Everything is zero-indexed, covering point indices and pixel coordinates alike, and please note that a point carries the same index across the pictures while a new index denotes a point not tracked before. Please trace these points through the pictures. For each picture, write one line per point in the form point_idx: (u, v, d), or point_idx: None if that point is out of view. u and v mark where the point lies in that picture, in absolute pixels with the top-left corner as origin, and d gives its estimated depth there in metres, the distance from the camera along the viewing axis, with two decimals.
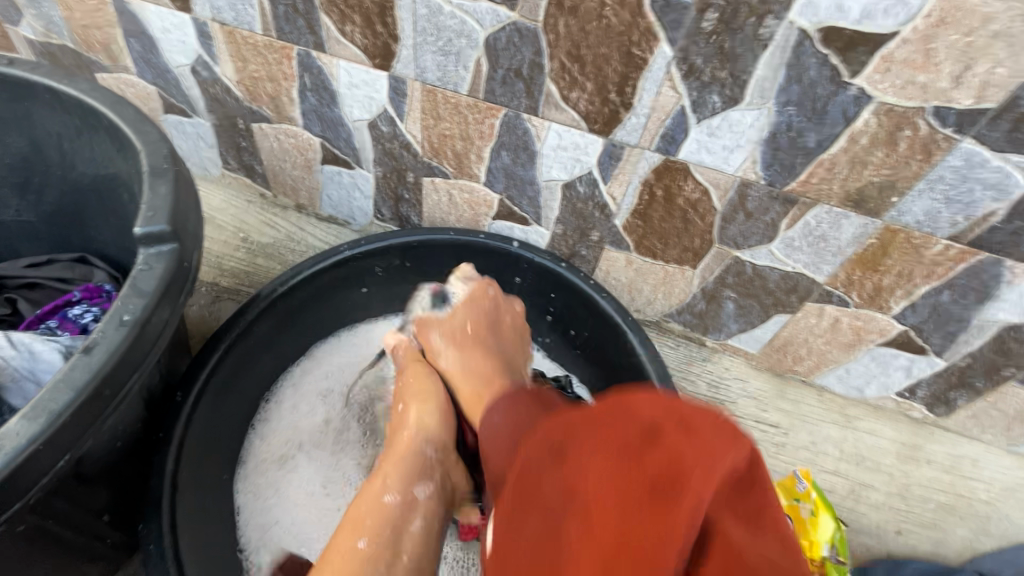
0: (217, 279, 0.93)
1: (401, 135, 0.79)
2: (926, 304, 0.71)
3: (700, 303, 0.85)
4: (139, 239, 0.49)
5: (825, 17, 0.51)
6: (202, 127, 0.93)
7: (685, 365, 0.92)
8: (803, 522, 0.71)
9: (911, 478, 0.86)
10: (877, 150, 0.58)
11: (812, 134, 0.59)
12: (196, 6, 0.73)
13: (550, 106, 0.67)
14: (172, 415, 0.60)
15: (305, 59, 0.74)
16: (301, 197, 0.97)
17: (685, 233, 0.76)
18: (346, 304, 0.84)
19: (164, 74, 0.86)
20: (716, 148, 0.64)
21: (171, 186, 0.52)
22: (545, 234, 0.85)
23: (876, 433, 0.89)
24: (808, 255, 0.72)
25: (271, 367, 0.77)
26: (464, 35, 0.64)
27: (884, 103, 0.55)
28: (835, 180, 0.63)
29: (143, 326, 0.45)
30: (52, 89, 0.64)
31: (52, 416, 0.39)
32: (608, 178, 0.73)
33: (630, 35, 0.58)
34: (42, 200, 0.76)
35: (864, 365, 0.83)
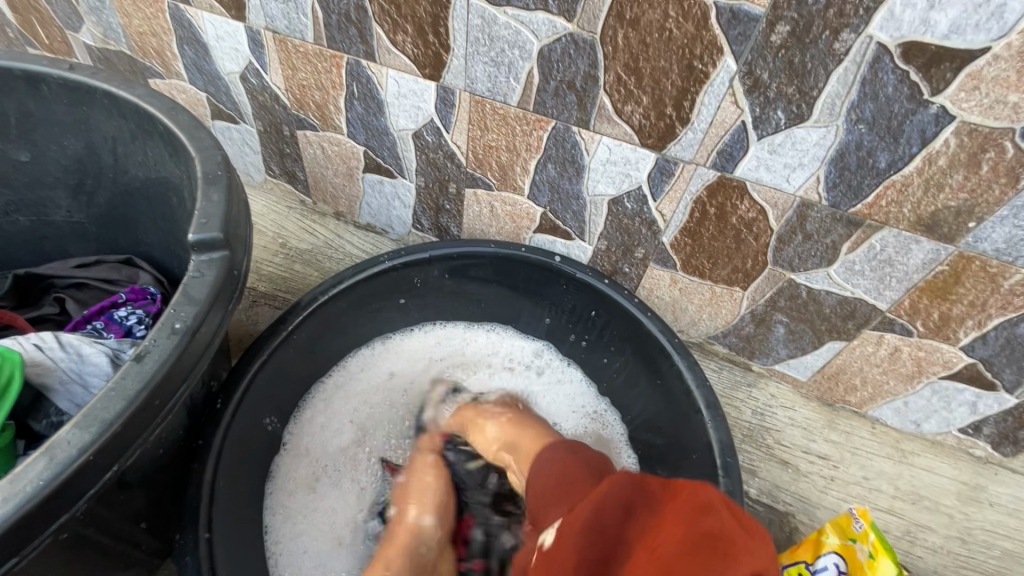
0: (255, 284, 0.94)
1: (446, 145, 0.78)
2: (999, 336, 0.67)
3: (748, 325, 0.82)
4: (192, 245, 0.49)
5: (907, 32, 0.48)
6: (247, 134, 0.94)
7: (729, 389, 0.88)
8: (860, 566, 0.66)
9: (973, 521, 0.80)
10: (956, 172, 0.55)
11: (884, 154, 0.56)
12: (251, 15, 0.74)
13: (602, 119, 0.66)
14: (212, 424, 0.60)
15: (354, 68, 0.74)
16: (340, 204, 0.97)
17: (737, 253, 0.73)
18: (384, 315, 0.83)
19: (215, 81, 0.87)
20: (777, 166, 0.62)
21: (224, 193, 0.52)
22: (587, 249, 0.83)
23: (934, 470, 0.83)
24: (870, 280, 0.68)
25: (307, 377, 0.77)
26: (518, 46, 0.63)
27: (968, 123, 0.51)
28: (905, 203, 0.59)
29: (194, 336, 0.44)
30: (110, 94, 0.65)
31: (102, 426, 0.39)
32: (658, 194, 0.70)
33: (693, 47, 0.56)
34: (93, 202, 0.78)
35: (923, 398, 0.78)
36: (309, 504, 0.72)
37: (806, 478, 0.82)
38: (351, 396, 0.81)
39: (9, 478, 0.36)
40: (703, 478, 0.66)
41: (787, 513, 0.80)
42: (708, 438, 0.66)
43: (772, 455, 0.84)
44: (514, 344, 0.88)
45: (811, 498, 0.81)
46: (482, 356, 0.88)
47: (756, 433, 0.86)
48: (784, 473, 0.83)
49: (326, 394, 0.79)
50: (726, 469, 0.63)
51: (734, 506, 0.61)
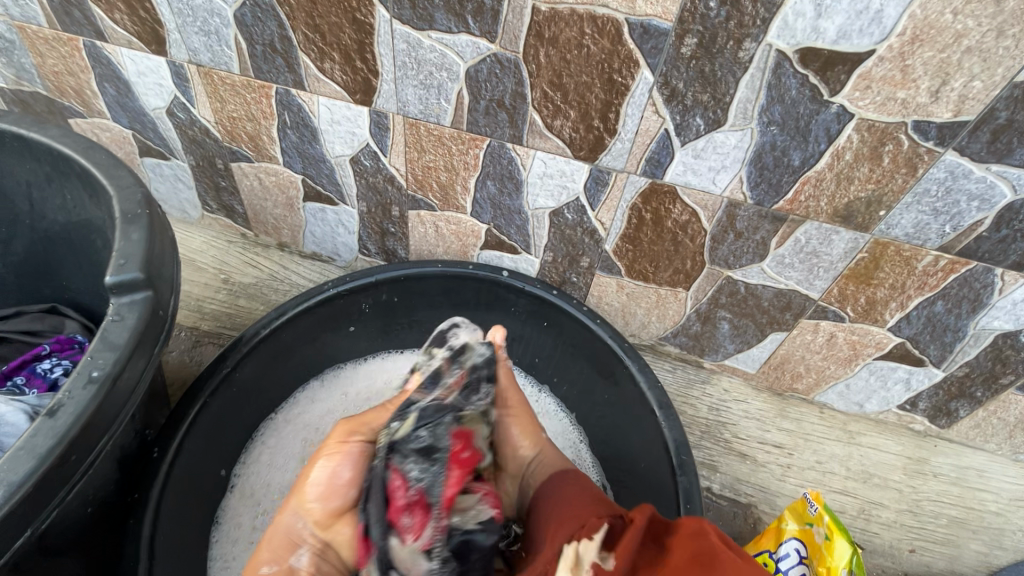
0: (197, 323, 0.90)
1: (385, 168, 0.78)
2: (921, 315, 0.71)
3: (695, 324, 0.84)
4: (110, 287, 0.46)
5: (802, 39, 0.51)
6: (179, 169, 0.91)
7: (684, 389, 0.90)
8: (819, 548, 0.68)
9: (920, 493, 0.84)
10: (861, 165, 0.59)
11: (797, 152, 0.60)
12: (172, 49, 0.73)
13: (534, 135, 0.67)
14: (150, 475, 0.58)
15: (284, 98, 0.73)
16: (283, 235, 0.95)
17: (676, 255, 0.75)
18: (333, 344, 0.80)
19: (140, 117, 0.84)
20: (703, 170, 0.64)
21: (145, 232, 0.50)
22: (534, 262, 0.84)
23: (880, 448, 0.87)
24: (800, 272, 0.71)
25: (253, 414, 0.73)
26: (445, 68, 0.64)
27: (865, 120, 0.55)
28: (821, 197, 0.63)
29: (114, 382, 0.42)
30: (21, 136, 0.62)
31: (11, 489, 0.36)
32: (596, 204, 0.72)
33: (611, 62, 0.58)
34: (10, 251, 0.73)
35: (863, 379, 0.82)
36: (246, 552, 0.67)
37: (764, 468, 0.85)
38: (298, 431, 0.76)
39: None
40: (661, 479, 0.67)
41: (750, 505, 0.82)
42: (663, 438, 0.67)
43: (730, 449, 0.86)
44: None
45: (770, 488, 0.83)
46: None
47: (713, 428, 0.88)
48: (743, 465, 0.85)
49: (274, 431, 0.75)
50: (681, 468, 0.64)
51: (692, 503, 0.62)
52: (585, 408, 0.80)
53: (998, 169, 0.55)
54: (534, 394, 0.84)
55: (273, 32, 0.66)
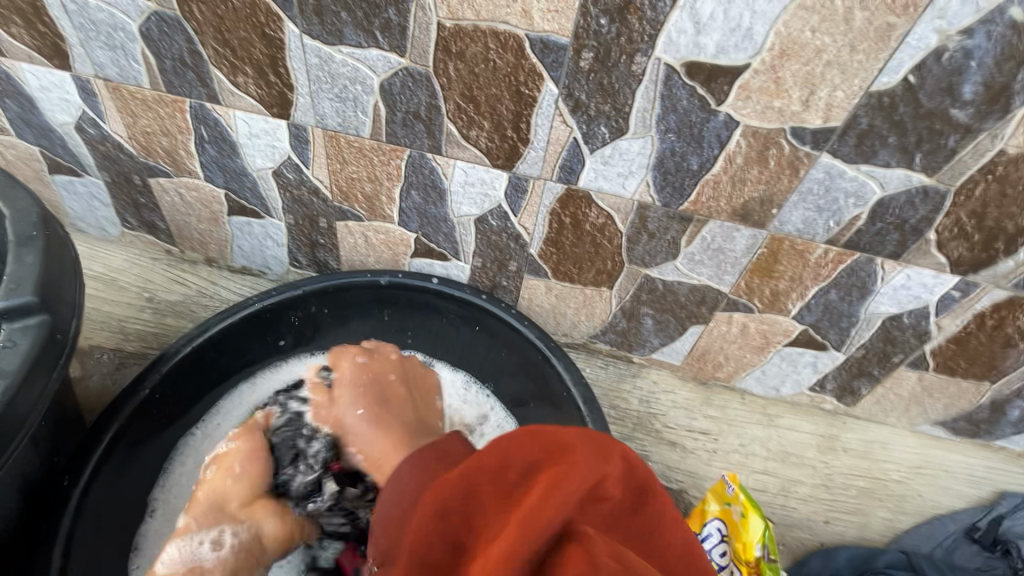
0: (121, 344, 0.87)
1: (308, 180, 0.78)
2: (819, 303, 0.77)
3: (621, 321, 0.88)
4: (0, 313, 0.45)
5: (686, 53, 0.55)
6: (94, 186, 0.88)
7: (616, 383, 0.94)
8: (736, 525, 0.73)
9: (832, 468, 0.91)
10: (751, 167, 0.64)
11: (694, 157, 0.64)
12: (76, 64, 0.70)
13: (452, 145, 0.69)
14: (58, 505, 0.56)
15: (199, 112, 0.72)
16: (210, 250, 0.93)
17: (597, 256, 0.79)
18: (263, 357, 0.79)
19: (47, 134, 0.81)
20: (612, 175, 0.68)
21: (40, 254, 0.49)
22: (465, 267, 0.86)
23: (797, 428, 0.94)
24: (710, 268, 0.76)
25: (172, 431, 0.71)
26: (359, 82, 0.65)
27: (750, 127, 0.60)
28: (720, 198, 0.67)
29: (4, 411, 0.41)
30: None
31: None
32: (517, 210, 0.75)
33: (516, 75, 0.60)
34: None
35: (776, 365, 0.88)
36: None
37: (692, 455, 0.90)
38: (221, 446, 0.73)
39: None
40: None
41: (680, 490, 0.87)
42: (589, 432, 0.70)
43: (660, 438, 0.90)
44: (445, 375, 0.85)
45: (698, 472, 0.88)
46: None
47: (644, 420, 0.92)
48: (673, 452, 0.89)
49: (194, 449, 0.72)
50: None
51: None
52: (528, 416, 0.81)
53: (866, 169, 0.61)
54: (486, 405, 0.84)
55: (182, 47, 0.66)
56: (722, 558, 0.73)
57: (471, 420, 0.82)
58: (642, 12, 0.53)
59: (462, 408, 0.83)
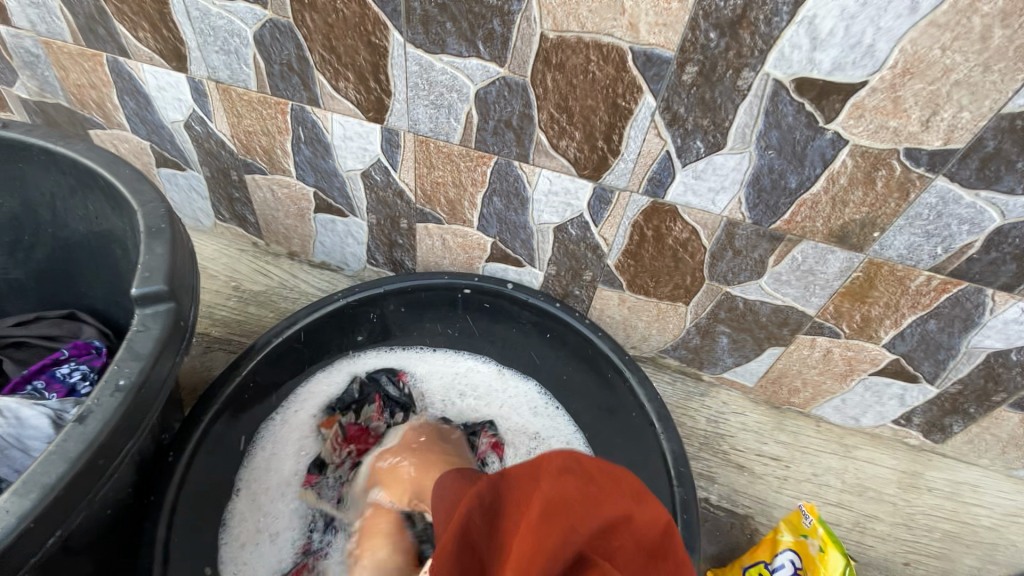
0: (209, 329, 0.92)
1: (395, 183, 0.80)
2: (914, 333, 0.73)
3: (694, 338, 0.86)
4: (135, 299, 0.49)
5: (798, 69, 0.54)
6: (194, 179, 0.93)
7: (683, 401, 0.92)
8: (813, 559, 0.70)
9: (914, 508, 0.85)
10: (856, 188, 0.61)
11: (794, 175, 0.62)
12: (192, 66, 0.75)
13: (540, 154, 0.69)
14: (164, 479, 0.60)
15: (299, 114, 0.76)
16: (294, 245, 0.98)
17: (677, 271, 0.77)
18: (341, 350, 0.83)
19: (159, 130, 0.87)
20: (703, 190, 0.67)
21: (168, 245, 0.52)
22: (538, 274, 0.86)
23: (875, 462, 0.89)
24: (797, 289, 0.73)
25: (256, 417, 0.74)
26: (455, 90, 0.66)
27: (859, 146, 0.57)
28: (818, 218, 0.65)
29: (139, 390, 0.44)
30: (47, 150, 0.65)
31: (44, 491, 0.39)
32: (599, 220, 0.75)
33: (615, 87, 0.60)
34: (31, 258, 0.76)
35: (858, 395, 0.84)
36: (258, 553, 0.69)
37: (761, 480, 0.86)
38: (299, 433, 0.77)
39: None
40: (659, 490, 0.69)
41: (747, 516, 0.83)
42: (662, 450, 0.69)
43: (727, 460, 0.88)
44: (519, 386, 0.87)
45: (767, 499, 0.85)
46: (486, 388, 0.86)
47: (711, 440, 0.89)
48: (740, 476, 0.86)
49: (274, 434, 0.76)
50: (679, 479, 0.66)
51: (689, 514, 0.64)
52: (595, 434, 0.81)
53: (987, 196, 0.57)
54: (555, 417, 0.84)
55: (291, 53, 0.69)
56: None
57: (537, 434, 0.83)
58: (756, 26, 0.52)
59: (532, 418, 0.84)
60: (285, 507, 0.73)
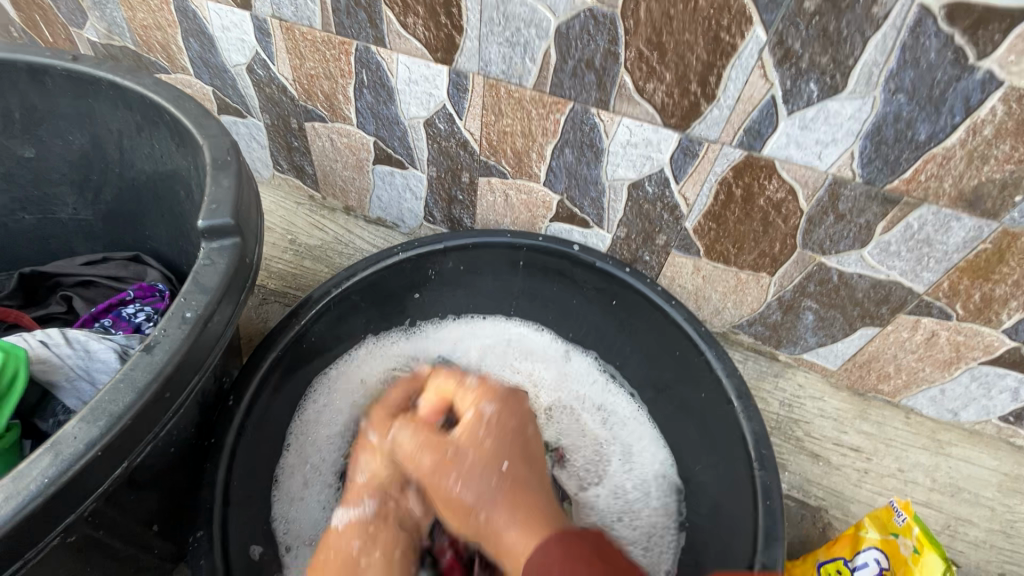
0: (264, 280, 0.92)
1: (459, 132, 0.76)
2: None
3: (775, 313, 0.79)
4: (201, 232, 0.46)
5: None
6: (254, 128, 0.92)
7: (755, 381, 0.85)
8: (904, 561, 0.63)
9: (1015, 514, 0.76)
10: (1002, 141, 0.52)
11: (925, 125, 0.53)
12: (257, 3, 0.72)
13: (623, 99, 0.63)
14: (225, 422, 0.59)
15: (364, 55, 0.72)
16: (350, 199, 0.95)
17: (764, 236, 0.70)
18: (398, 308, 0.80)
19: (221, 74, 0.85)
20: (809, 142, 0.59)
21: (234, 178, 0.50)
22: (606, 237, 0.80)
23: (973, 462, 0.80)
24: (906, 261, 0.65)
25: (307, 374, 0.72)
26: (534, 24, 0.60)
27: (1017, 89, 0.48)
28: (946, 178, 0.56)
29: (205, 325, 0.42)
30: (115, 84, 0.64)
31: (110, 420, 0.37)
32: (681, 177, 0.68)
33: (719, 18, 0.53)
34: (99, 199, 0.76)
35: (961, 386, 0.75)
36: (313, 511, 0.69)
37: (838, 472, 0.79)
38: (353, 393, 0.76)
39: (12, 476, 0.34)
40: (736, 471, 0.63)
41: (821, 508, 0.76)
42: (741, 429, 0.63)
43: (801, 448, 0.81)
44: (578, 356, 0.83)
45: (844, 492, 0.78)
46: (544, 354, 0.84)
47: (784, 425, 0.82)
48: (815, 466, 0.79)
49: (328, 391, 0.75)
50: (761, 462, 0.60)
51: (772, 501, 0.58)
52: (659, 410, 0.77)
53: None
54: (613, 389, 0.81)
55: None
56: None
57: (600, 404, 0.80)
58: None
59: (592, 387, 0.82)
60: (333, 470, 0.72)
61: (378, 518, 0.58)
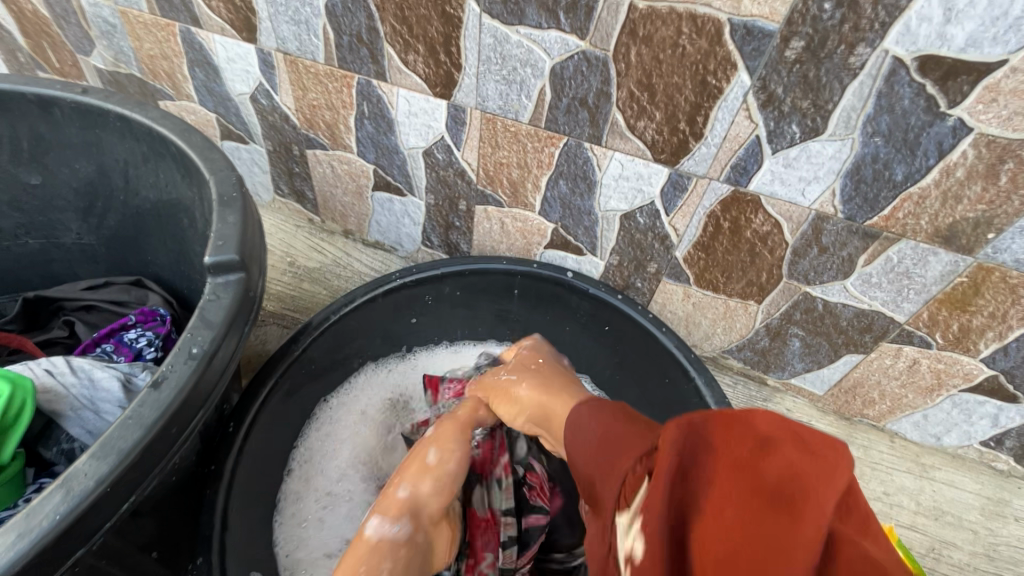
0: (263, 302, 0.93)
1: (457, 162, 0.78)
2: (1021, 347, 0.66)
3: (763, 339, 0.81)
4: (208, 267, 0.48)
5: (923, 46, 0.48)
6: (256, 153, 0.94)
7: (744, 405, 0.87)
8: None
9: (998, 537, 0.78)
10: (974, 183, 0.55)
11: (901, 166, 0.56)
12: (262, 37, 0.75)
13: (615, 135, 0.66)
14: (225, 448, 0.60)
15: (365, 88, 0.74)
16: (349, 223, 0.97)
17: (751, 266, 0.72)
18: (396, 333, 0.82)
19: (225, 102, 0.87)
20: (792, 180, 0.61)
21: (240, 214, 0.52)
22: (599, 264, 0.82)
23: (956, 485, 0.82)
24: (887, 293, 0.67)
25: (307, 400, 0.74)
26: (530, 64, 0.63)
27: (985, 135, 0.51)
28: (923, 215, 0.59)
29: (211, 360, 0.44)
30: (123, 116, 0.65)
31: (121, 455, 0.38)
32: (671, 209, 0.70)
33: (706, 63, 0.56)
34: (103, 224, 0.78)
35: (944, 411, 0.77)
36: (316, 540, 0.69)
37: None
38: (353, 419, 0.77)
39: (25, 512, 0.35)
40: None
41: None
42: None
43: None
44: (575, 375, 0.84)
45: None
46: None
47: None
48: None
49: (328, 418, 0.76)
50: None
51: None
52: None
53: None
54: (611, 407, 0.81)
55: (362, 23, 0.67)
56: None
57: None
58: None
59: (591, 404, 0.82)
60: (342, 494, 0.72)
61: (410, 540, 0.52)
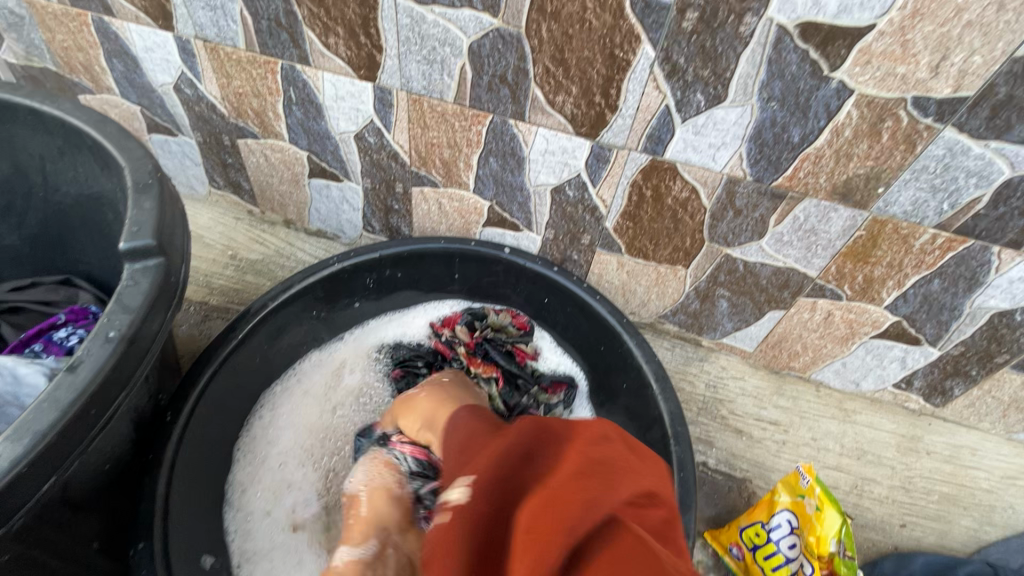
0: (206, 297, 0.92)
1: (389, 145, 0.79)
2: (917, 294, 0.71)
3: (694, 302, 0.85)
4: (124, 253, 0.48)
5: (803, 13, 0.51)
6: (187, 145, 0.92)
7: (682, 366, 0.92)
8: (809, 518, 0.70)
9: (912, 471, 0.85)
10: (860, 141, 0.59)
11: (797, 129, 0.60)
12: (178, 24, 0.73)
13: (536, 111, 0.68)
14: (162, 437, 0.60)
15: (289, 73, 0.74)
16: (289, 212, 0.97)
17: (676, 233, 0.76)
18: (339, 317, 0.83)
19: (149, 94, 0.85)
20: (703, 146, 0.65)
21: (156, 201, 0.52)
22: (536, 239, 0.85)
23: (875, 426, 0.89)
24: (799, 250, 0.72)
25: (251, 389, 0.74)
26: (448, 43, 0.64)
27: (865, 96, 0.55)
28: (821, 174, 0.63)
29: (130, 343, 0.44)
30: (33, 109, 0.64)
31: (36, 437, 0.39)
32: (597, 181, 0.73)
33: (612, 37, 0.58)
34: (24, 223, 0.75)
35: (859, 358, 0.83)
36: (266, 522, 0.71)
37: (759, 444, 0.86)
38: (298, 402, 0.79)
39: None
40: (656, 449, 0.68)
41: (745, 479, 0.83)
42: (660, 410, 0.68)
43: (726, 425, 0.87)
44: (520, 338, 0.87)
45: (765, 463, 0.84)
46: None
47: (709, 405, 0.89)
48: (739, 441, 0.86)
49: (274, 405, 0.77)
50: (677, 439, 0.65)
51: (686, 471, 0.63)
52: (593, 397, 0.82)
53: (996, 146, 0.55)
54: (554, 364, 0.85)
55: (279, 7, 0.67)
56: (790, 551, 0.70)
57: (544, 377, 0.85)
58: None
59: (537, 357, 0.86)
60: (295, 476, 0.74)
61: None
